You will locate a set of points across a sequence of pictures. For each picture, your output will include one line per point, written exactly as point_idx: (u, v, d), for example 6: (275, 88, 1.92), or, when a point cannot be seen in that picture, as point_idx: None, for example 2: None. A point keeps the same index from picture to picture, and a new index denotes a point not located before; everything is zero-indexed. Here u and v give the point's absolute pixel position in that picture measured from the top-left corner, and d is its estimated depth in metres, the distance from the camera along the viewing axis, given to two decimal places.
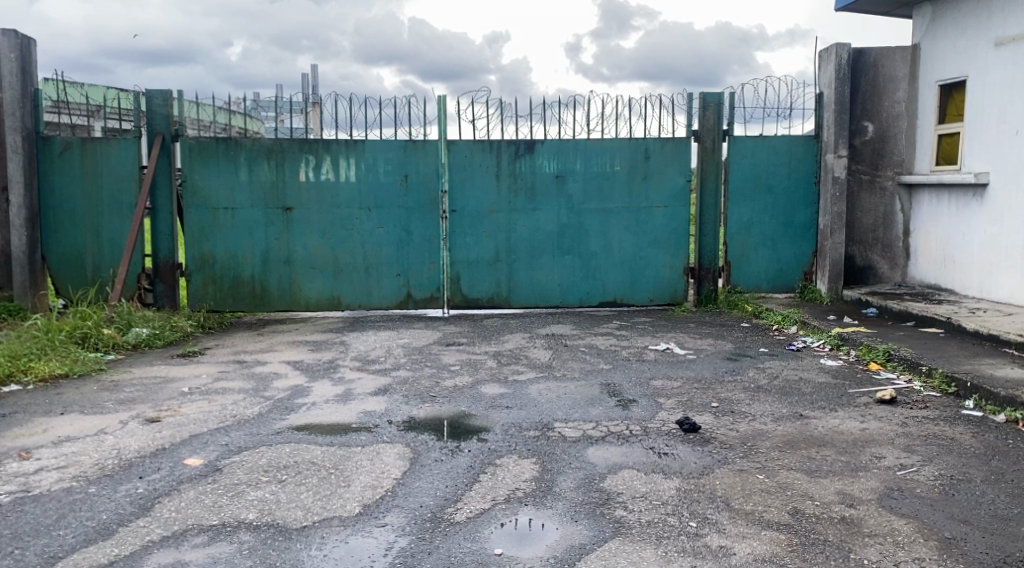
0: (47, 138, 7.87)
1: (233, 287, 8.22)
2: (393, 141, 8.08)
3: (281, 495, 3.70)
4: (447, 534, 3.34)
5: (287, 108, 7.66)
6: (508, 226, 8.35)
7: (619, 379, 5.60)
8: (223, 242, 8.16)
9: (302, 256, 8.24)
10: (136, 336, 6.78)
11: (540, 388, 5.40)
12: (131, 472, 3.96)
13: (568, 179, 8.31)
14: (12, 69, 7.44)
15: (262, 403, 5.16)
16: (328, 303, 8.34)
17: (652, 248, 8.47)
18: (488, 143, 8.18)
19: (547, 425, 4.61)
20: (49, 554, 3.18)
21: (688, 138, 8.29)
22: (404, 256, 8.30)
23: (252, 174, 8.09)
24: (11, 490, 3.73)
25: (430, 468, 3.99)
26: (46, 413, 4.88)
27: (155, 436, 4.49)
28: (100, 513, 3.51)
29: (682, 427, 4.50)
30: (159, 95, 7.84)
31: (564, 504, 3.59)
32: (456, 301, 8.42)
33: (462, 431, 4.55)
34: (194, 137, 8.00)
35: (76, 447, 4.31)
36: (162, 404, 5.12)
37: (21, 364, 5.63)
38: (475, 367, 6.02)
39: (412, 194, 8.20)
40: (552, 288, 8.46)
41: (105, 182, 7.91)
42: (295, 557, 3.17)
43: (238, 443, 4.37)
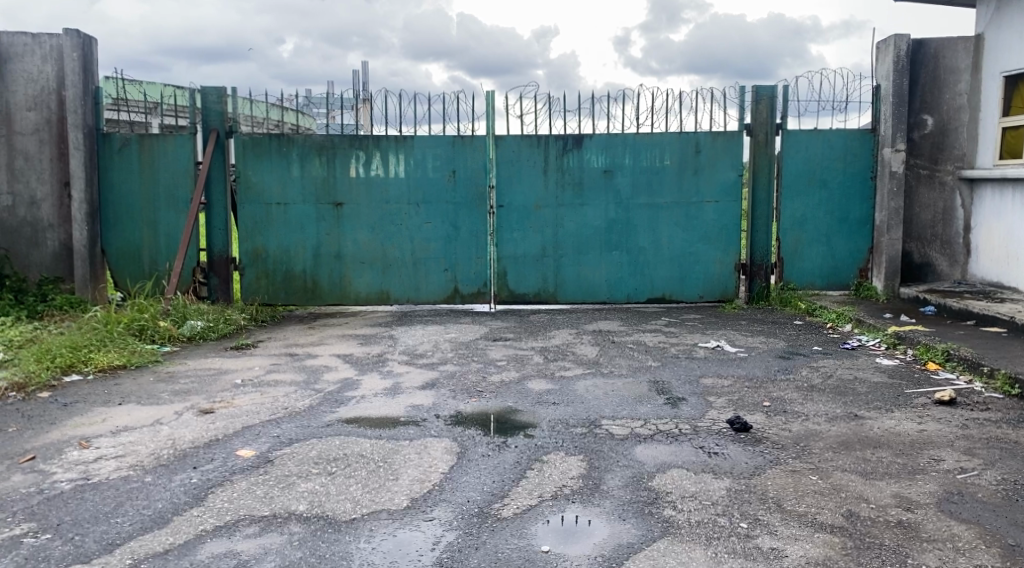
0: (107, 134, 8.06)
1: (285, 281, 8.35)
2: (442, 137, 8.10)
3: (331, 487, 3.74)
4: (494, 530, 3.33)
5: (339, 105, 7.79)
6: (556, 221, 8.32)
7: (668, 377, 5.54)
8: (275, 237, 8.28)
9: (352, 251, 8.32)
10: (190, 329, 6.92)
11: (588, 385, 5.37)
12: (185, 462, 4.04)
13: (617, 173, 8.25)
14: (74, 68, 7.61)
15: (312, 396, 5.22)
16: (377, 298, 8.42)
17: (702, 244, 8.36)
18: (536, 138, 8.16)
19: (594, 422, 4.59)
20: (108, 541, 3.25)
21: (740, 133, 8.17)
22: (452, 251, 8.33)
23: (304, 170, 8.20)
24: (73, 478, 3.84)
25: (477, 464, 3.99)
26: (105, 403, 5.02)
27: (210, 427, 4.57)
28: (155, 502, 3.59)
29: (732, 426, 4.43)
30: (215, 92, 7.98)
31: (612, 503, 3.56)
32: (503, 296, 8.42)
33: (508, 426, 4.54)
34: (248, 133, 8.14)
35: (133, 437, 4.41)
36: (216, 395, 5.22)
37: (81, 356, 5.78)
38: (522, 363, 6.01)
39: (460, 189, 8.22)
40: (598, 284, 8.42)
41: (162, 177, 8.10)
42: (345, 550, 3.20)
43: (289, 435, 4.43)
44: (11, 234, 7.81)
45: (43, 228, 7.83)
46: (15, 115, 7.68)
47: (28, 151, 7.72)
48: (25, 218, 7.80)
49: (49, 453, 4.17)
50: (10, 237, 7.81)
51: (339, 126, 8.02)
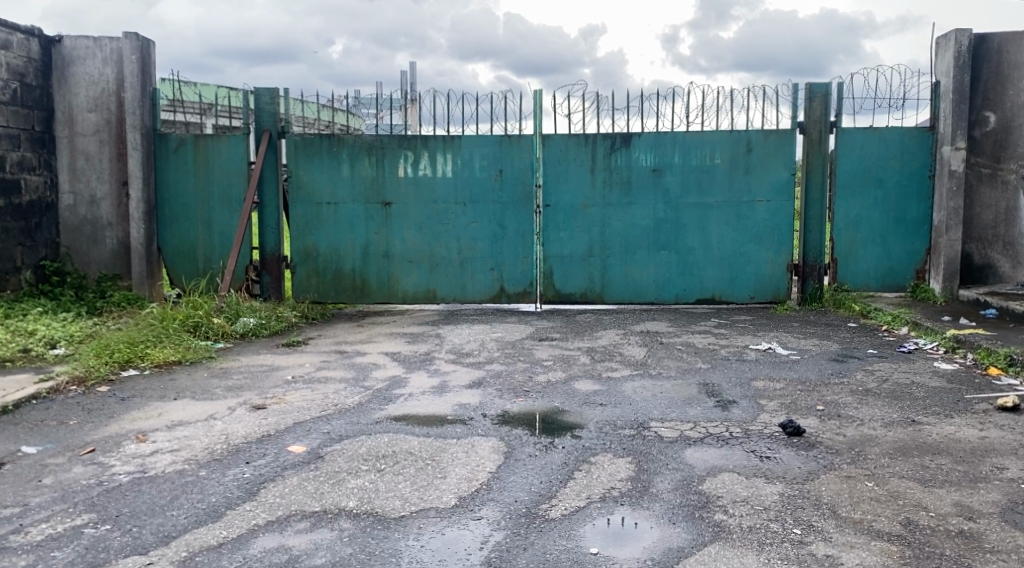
0: (163, 135, 8.23)
1: (335, 280, 8.45)
2: (489, 136, 8.12)
3: (379, 484, 3.77)
4: (543, 531, 3.32)
5: (388, 105, 7.88)
6: (603, 220, 8.27)
7: (718, 379, 5.46)
8: (326, 236, 8.38)
9: (399, 250, 8.38)
10: (243, 326, 7.04)
11: (636, 386, 5.33)
12: (238, 457, 4.11)
13: (665, 172, 8.17)
14: (133, 70, 7.80)
15: (361, 393, 5.28)
16: (424, 297, 8.47)
17: (753, 244, 8.24)
18: (583, 137, 8.13)
19: (643, 424, 4.55)
20: (165, 533, 3.32)
21: (793, 131, 8.03)
22: (499, 250, 8.34)
23: (354, 170, 8.29)
24: (130, 471, 3.93)
25: (525, 464, 3.99)
26: (161, 398, 5.13)
27: (262, 422, 4.65)
28: (210, 496, 3.65)
29: (785, 430, 4.36)
30: (267, 94, 8.07)
31: (662, 506, 3.52)
32: (549, 296, 8.40)
33: (555, 427, 4.52)
34: (299, 134, 8.25)
35: (188, 431, 4.50)
36: (268, 392, 5.30)
37: (138, 351, 5.92)
38: (569, 363, 5.99)
39: (507, 189, 8.22)
40: (646, 284, 8.35)
41: (216, 177, 8.25)
42: (393, 547, 3.21)
43: (339, 432, 4.48)
44: (72, 232, 8.03)
45: (102, 226, 8.03)
46: (76, 117, 7.89)
47: (89, 152, 7.93)
48: (85, 217, 8.01)
49: (108, 446, 4.27)
50: (71, 235, 8.03)
51: (388, 126, 8.10)
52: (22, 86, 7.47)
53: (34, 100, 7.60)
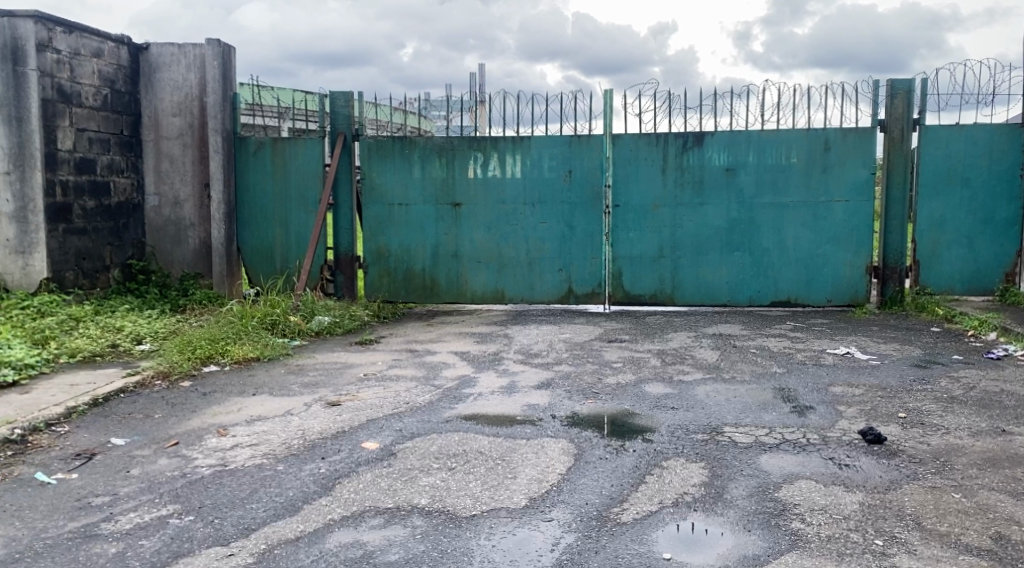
0: (243, 138, 8.47)
1: (405, 280, 8.55)
2: (558, 136, 8.11)
3: (451, 482, 3.81)
4: (614, 534, 3.30)
5: (458, 107, 7.95)
6: (674, 221, 8.18)
7: (794, 384, 5.33)
8: (397, 236, 8.49)
9: (469, 250, 8.44)
10: (318, 324, 7.20)
11: (708, 390, 5.25)
12: (314, 452, 4.20)
13: (739, 172, 8.03)
14: (215, 75, 8.08)
15: (432, 391, 5.34)
16: (493, 297, 8.51)
17: (831, 245, 8.03)
18: (655, 137, 8.05)
19: (716, 429, 4.48)
20: (244, 525, 3.41)
21: (874, 129, 7.80)
22: (567, 251, 8.31)
23: (425, 172, 8.38)
24: (212, 464, 4.06)
25: (596, 466, 3.97)
26: (240, 393, 5.28)
27: (336, 418, 4.74)
28: (287, 490, 3.75)
29: (865, 437, 4.23)
30: (342, 97, 8.26)
31: (736, 512, 3.46)
32: (618, 297, 8.34)
33: (626, 430, 4.49)
34: (373, 136, 8.40)
35: (266, 426, 4.62)
36: (342, 388, 5.41)
37: (219, 348, 6.10)
38: (639, 365, 5.93)
39: (576, 189, 8.20)
40: (718, 286, 8.21)
41: (293, 179, 8.45)
42: (466, 546, 3.23)
43: (410, 430, 4.53)
44: (157, 232, 8.32)
45: (185, 226, 8.30)
46: (162, 121, 8.19)
47: (173, 155, 8.22)
48: (169, 218, 8.29)
49: (191, 439, 4.42)
50: (155, 235, 8.32)
51: (458, 127, 8.14)
52: (112, 92, 7.80)
53: (122, 105, 7.93)
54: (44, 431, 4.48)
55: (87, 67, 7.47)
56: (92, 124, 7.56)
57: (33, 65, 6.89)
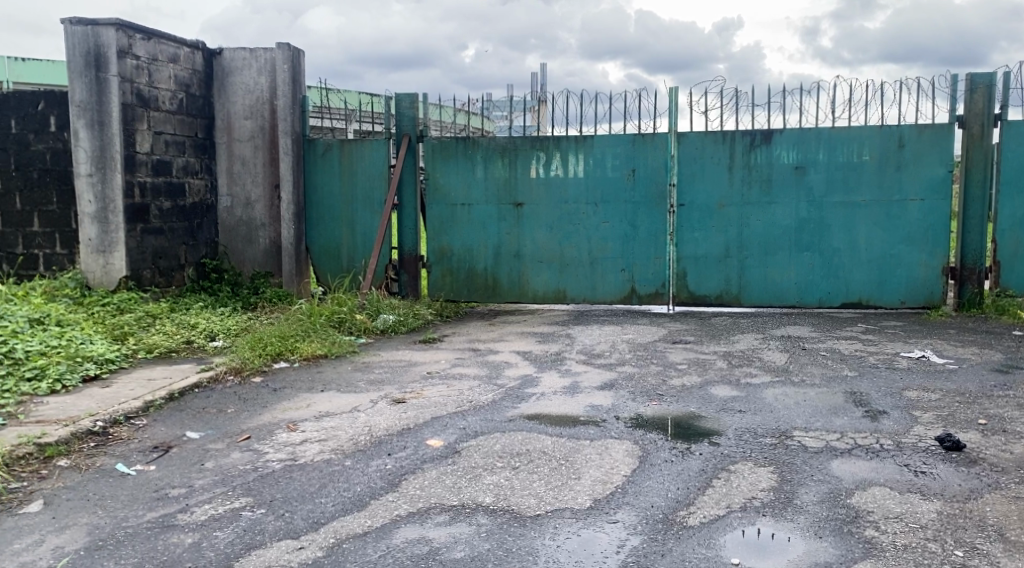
0: (311, 140, 8.64)
1: (468, 279, 8.61)
2: (622, 135, 8.05)
3: (515, 481, 3.82)
4: (681, 538, 3.27)
5: (521, 107, 7.95)
6: (741, 220, 8.04)
7: (866, 388, 5.19)
8: (460, 235, 8.55)
9: (531, 250, 8.44)
10: (383, 322, 7.30)
11: (776, 393, 5.15)
12: (380, 449, 4.26)
13: (809, 170, 7.86)
14: (285, 79, 8.25)
15: (495, 390, 5.36)
16: (555, 297, 8.49)
17: (904, 245, 7.79)
18: (721, 134, 7.93)
19: (785, 432, 4.39)
20: (314, 519, 3.48)
21: (952, 125, 7.54)
22: (631, 250, 8.25)
23: (487, 172, 8.42)
24: (283, 458, 4.15)
25: (661, 468, 3.93)
26: (309, 389, 5.40)
27: (401, 416, 4.80)
28: (355, 485, 3.81)
29: (942, 444, 4.09)
30: (407, 99, 8.35)
31: (807, 519, 3.39)
32: (682, 297, 8.24)
33: (692, 432, 4.44)
34: (437, 138, 8.47)
35: (334, 422, 4.71)
36: (407, 386, 5.47)
37: (289, 345, 6.24)
38: (704, 367, 5.86)
39: (640, 188, 8.13)
40: (786, 287, 8.05)
41: (359, 179, 8.59)
42: (530, 546, 3.24)
43: (474, 428, 4.56)
44: (229, 232, 8.57)
45: (256, 227, 8.51)
46: (234, 124, 8.42)
47: (245, 157, 8.44)
48: (241, 218, 8.52)
49: (263, 434, 4.53)
50: (228, 235, 8.57)
51: (521, 127, 8.17)
52: (188, 97, 8.04)
53: (197, 109, 8.18)
54: (123, 424, 4.64)
55: (164, 72, 7.72)
56: (168, 127, 7.80)
57: (114, 71, 7.14)
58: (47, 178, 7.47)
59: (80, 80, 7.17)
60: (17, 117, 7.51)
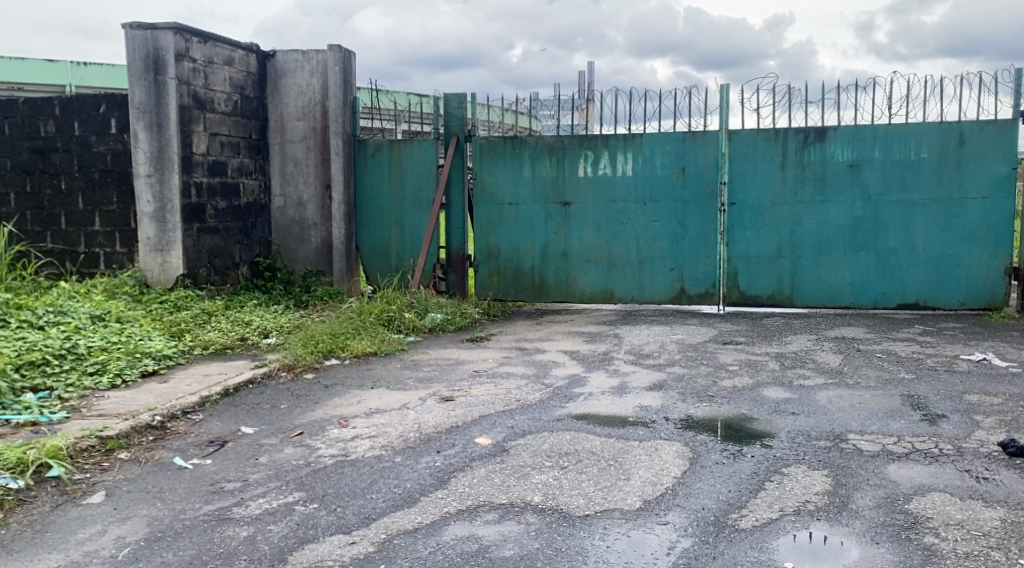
0: (362, 141, 8.73)
1: (515, 279, 8.61)
2: (672, 133, 7.98)
3: (564, 481, 3.81)
4: (733, 541, 3.23)
5: (569, 105, 7.94)
6: (793, 219, 7.91)
7: (924, 391, 5.06)
8: (507, 235, 8.56)
9: (579, 249, 8.41)
10: (432, 320, 7.36)
11: (830, 395, 5.05)
12: (430, 446, 4.29)
13: (864, 168, 7.69)
14: (336, 80, 8.36)
15: (543, 390, 5.35)
16: (603, 296, 8.45)
17: (964, 245, 7.59)
18: (773, 132, 7.81)
19: (840, 436, 4.30)
20: (365, 515, 3.52)
21: (1015, 121, 7.32)
22: (680, 249, 8.17)
23: (535, 171, 8.42)
24: (334, 454, 4.21)
25: (712, 471, 3.88)
26: (359, 386, 5.46)
27: (450, 413, 4.83)
28: (405, 482, 3.84)
29: (1006, 450, 3.96)
30: (455, 99, 8.38)
31: (863, 524, 3.32)
32: (733, 297, 8.14)
33: (743, 435, 4.38)
34: (485, 137, 8.50)
35: (384, 419, 4.76)
36: (455, 384, 5.50)
37: (340, 342, 6.32)
38: (755, 369, 5.78)
39: (689, 186, 8.05)
40: (840, 287, 7.89)
41: (408, 179, 8.66)
42: (580, 545, 3.23)
43: (522, 427, 4.57)
44: (282, 231, 8.72)
45: (308, 226, 8.64)
46: (287, 125, 8.56)
47: (297, 157, 8.57)
48: (294, 218, 8.66)
49: (315, 429, 4.60)
50: (281, 234, 8.72)
51: (569, 126, 8.17)
52: (243, 98, 8.21)
53: (251, 110, 8.33)
54: (180, 418, 4.76)
55: (220, 74, 7.88)
56: (224, 128, 7.96)
57: (172, 74, 7.31)
58: (108, 178, 7.68)
59: (139, 83, 7.35)
60: (80, 120, 7.74)
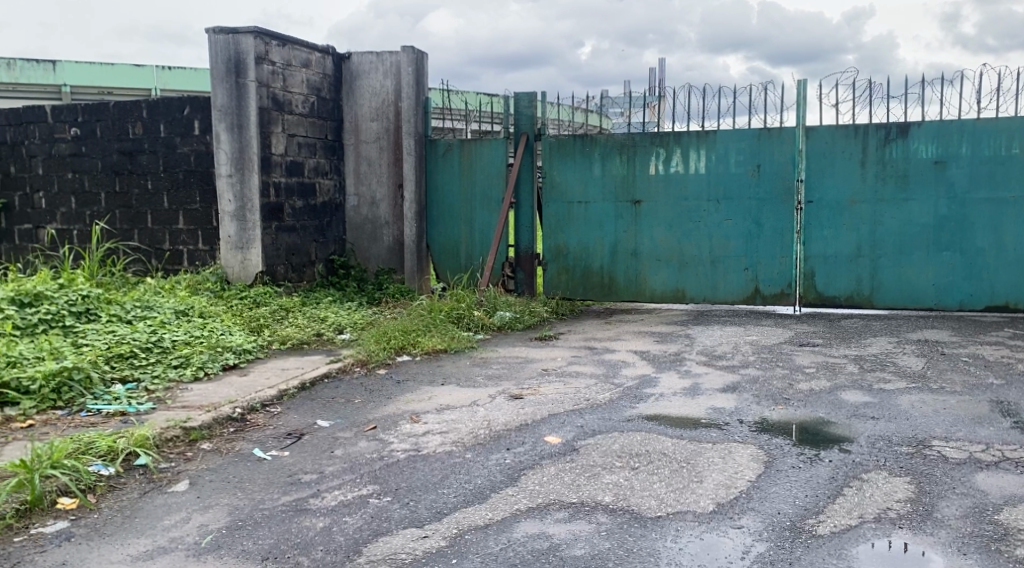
0: (433, 141, 8.82)
1: (585, 278, 8.57)
2: (746, 130, 7.84)
3: (635, 482, 3.78)
4: (810, 547, 3.15)
5: (640, 104, 7.92)
6: (873, 218, 7.67)
7: (1014, 397, 4.86)
8: (577, 234, 8.53)
9: (649, 249, 8.32)
10: (500, 319, 7.40)
11: (913, 400, 4.88)
12: (500, 443, 4.31)
13: (950, 164, 7.42)
14: (409, 81, 8.46)
15: (613, 390, 5.32)
16: (674, 296, 8.35)
17: None
18: (852, 128, 7.59)
19: (924, 442, 4.15)
20: (437, 510, 3.56)
21: None
22: (754, 249, 8.01)
23: (605, 169, 8.37)
24: (406, 448, 4.27)
25: (788, 475, 3.80)
26: (430, 382, 5.53)
27: (519, 411, 4.84)
28: (476, 478, 3.87)
29: None
30: (526, 98, 8.39)
31: (948, 533, 3.20)
32: (809, 298, 7.94)
33: (820, 439, 4.27)
34: (555, 136, 8.49)
35: (454, 415, 4.80)
36: (525, 382, 5.51)
37: (411, 339, 6.41)
38: (833, 371, 5.62)
39: (764, 184, 7.89)
40: (923, 288, 7.63)
41: (478, 179, 8.72)
42: (652, 547, 3.20)
43: (592, 426, 4.55)
44: (356, 230, 8.88)
45: (381, 225, 8.78)
46: (361, 126, 8.71)
47: (371, 158, 8.72)
48: (367, 217, 8.82)
49: (387, 424, 4.67)
50: (354, 233, 8.89)
51: (640, 124, 8.13)
52: (319, 100, 8.39)
53: (327, 111, 8.51)
54: (259, 411, 4.89)
55: (298, 77, 8.08)
56: (301, 130, 8.15)
57: (252, 76, 7.52)
58: (191, 178, 7.95)
59: (221, 86, 7.58)
60: (165, 122, 8.03)
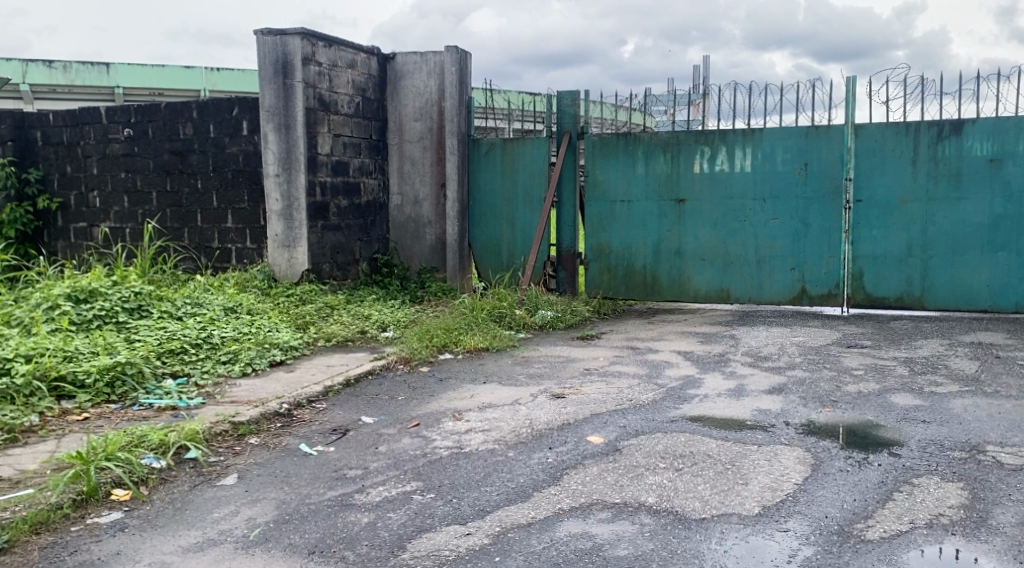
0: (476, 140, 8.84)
1: (627, 277, 8.52)
2: (793, 128, 7.72)
3: (679, 483, 3.75)
4: (859, 552, 3.10)
5: (684, 101, 7.90)
6: (925, 217, 7.50)
7: None
8: (619, 233, 8.48)
9: (693, 248, 8.24)
10: (542, 318, 7.40)
11: (966, 404, 4.76)
12: (542, 442, 4.31)
13: (1006, 162, 7.24)
14: (453, 80, 8.49)
15: (656, 390, 5.29)
16: (718, 296, 8.26)
17: None
18: (903, 125, 7.43)
19: (977, 447, 4.05)
20: (480, 507, 3.57)
21: None
22: (801, 248, 7.90)
23: (648, 167, 8.31)
24: (449, 446, 4.29)
25: (835, 479, 3.73)
26: (472, 381, 5.55)
27: (562, 411, 4.83)
28: (518, 476, 3.87)
29: None
30: (569, 97, 8.41)
31: (1003, 541, 3.12)
32: (857, 299, 7.80)
33: (869, 442, 4.20)
34: (598, 135, 8.45)
35: (496, 414, 4.81)
36: (567, 382, 5.51)
37: (453, 338, 6.44)
38: (882, 374, 5.51)
39: (811, 183, 7.77)
40: (977, 289, 7.46)
41: (521, 178, 8.72)
42: (696, 549, 3.18)
43: (635, 427, 4.52)
44: (399, 229, 8.96)
45: (424, 224, 8.84)
46: (405, 126, 8.78)
47: (415, 157, 8.78)
48: (410, 216, 8.89)
49: (431, 421, 4.70)
50: (398, 232, 8.96)
51: (685, 121, 8.09)
52: (365, 100, 8.48)
53: (372, 112, 8.60)
54: (305, 407, 4.96)
55: (343, 77, 8.17)
56: (346, 130, 8.24)
57: (299, 77, 7.63)
58: (239, 178, 8.10)
59: (269, 87, 7.70)
60: (215, 123, 8.19)
